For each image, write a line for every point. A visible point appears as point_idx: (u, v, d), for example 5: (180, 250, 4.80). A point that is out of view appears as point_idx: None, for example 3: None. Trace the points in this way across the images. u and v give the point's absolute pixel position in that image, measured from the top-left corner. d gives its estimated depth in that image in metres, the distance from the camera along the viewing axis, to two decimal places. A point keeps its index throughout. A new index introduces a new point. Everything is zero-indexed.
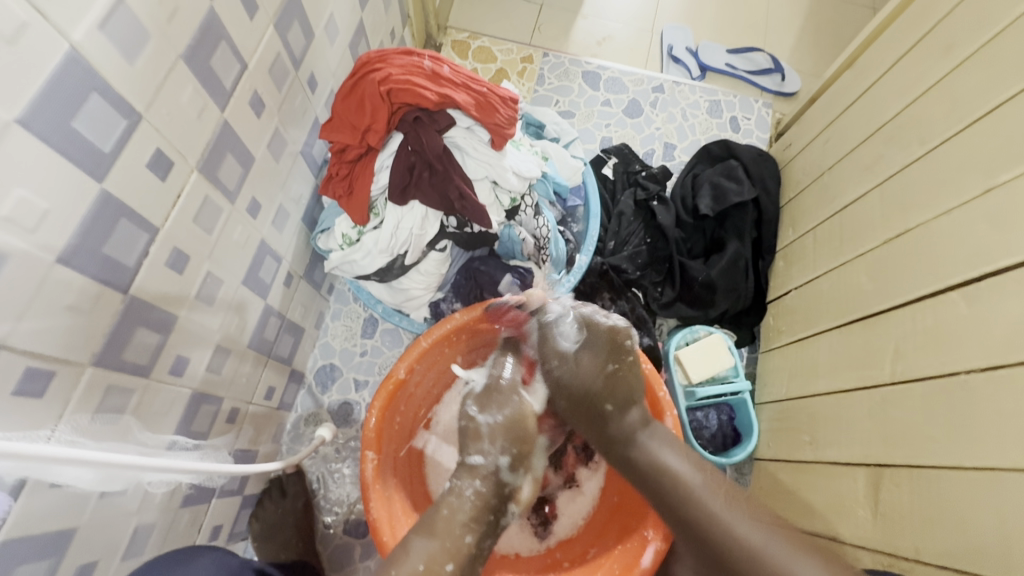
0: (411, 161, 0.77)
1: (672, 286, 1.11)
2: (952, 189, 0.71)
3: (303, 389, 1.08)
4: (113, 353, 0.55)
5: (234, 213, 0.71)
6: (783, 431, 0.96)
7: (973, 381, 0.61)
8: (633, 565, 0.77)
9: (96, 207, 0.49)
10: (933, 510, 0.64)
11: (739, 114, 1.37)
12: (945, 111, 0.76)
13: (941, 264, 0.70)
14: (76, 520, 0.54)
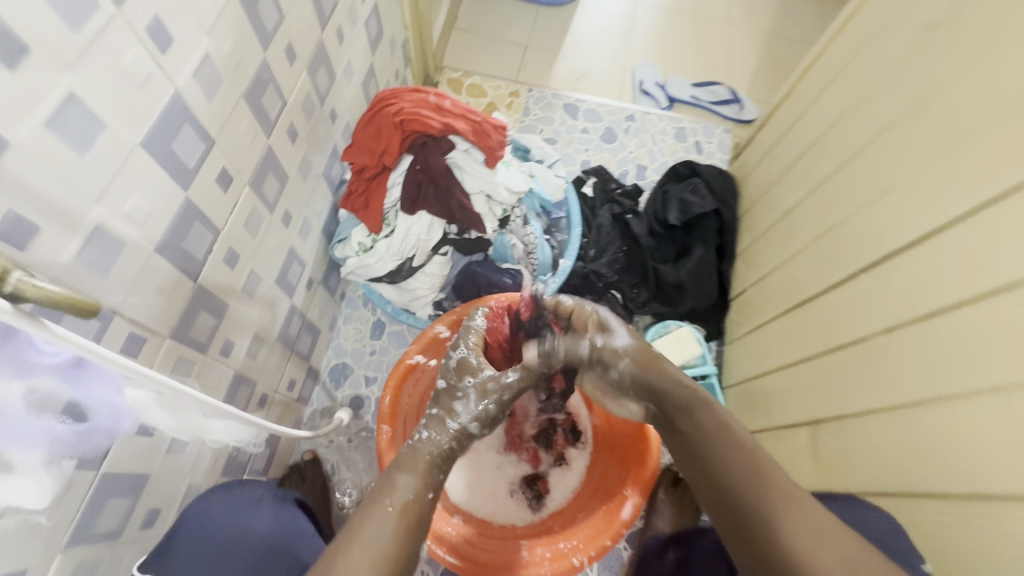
0: (419, 178, 0.92)
1: (646, 286, 1.26)
2: (861, 192, 0.87)
3: (318, 385, 1.20)
4: (183, 329, 0.68)
5: (271, 221, 0.85)
6: (744, 409, 1.09)
7: (880, 343, 0.75)
8: (615, 518, 0.89)
9: (181, 210, 0.63)
10: (852, 452, 0.77)
11: (702, 139, 1.55)
12: (855, 130, 0.92)
13: (855, 252, 0.85)
14: (149, 467, 0.66)
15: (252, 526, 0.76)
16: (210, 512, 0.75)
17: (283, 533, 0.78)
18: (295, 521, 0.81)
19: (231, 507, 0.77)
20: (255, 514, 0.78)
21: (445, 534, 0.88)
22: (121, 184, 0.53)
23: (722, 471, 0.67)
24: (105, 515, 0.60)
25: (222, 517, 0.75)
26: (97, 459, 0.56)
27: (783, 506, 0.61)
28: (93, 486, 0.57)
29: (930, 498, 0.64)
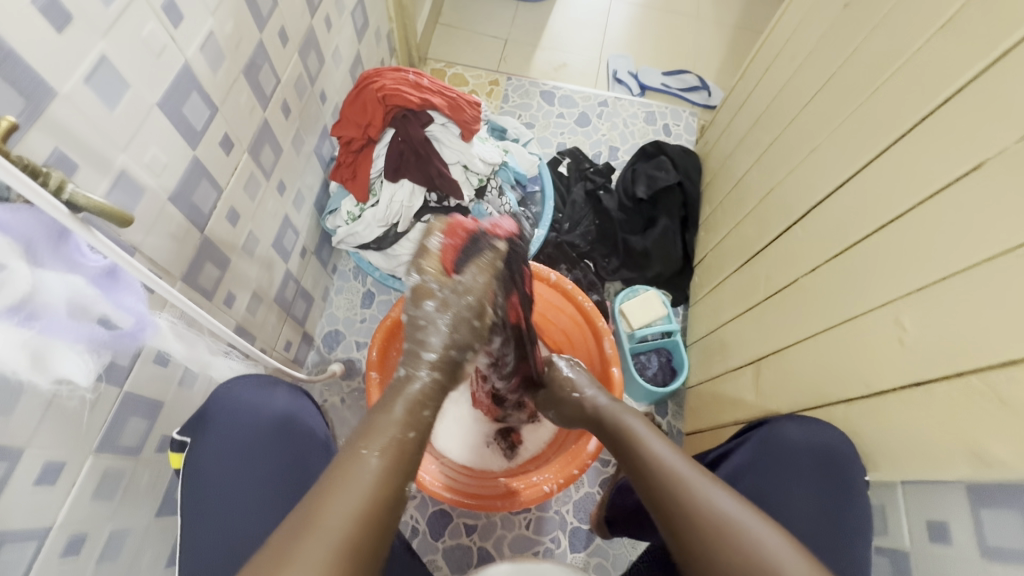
0: (401, 148, 1.01)
1: (616, 255, 1.37)
2: (795, 155, 0.97)
3: (313, 349, 1.29)
4: (192, 275, 0.77)
5: (267, 188, 0.95)
6: (703, 360, 1.20)
7: (803, 283, 0.86)
8: (582, 451, 0.98)
9: (190, 167, 0.72)
10: (784, 381, 0.87)
11: (670, 122, 1.66)
12: (791, 102, 1.03)
13: (789, 207, 0.96)
14: (164, 396, 0.74)
15: (267, 406, 0.80)
16: (229, 394, 0.79)
17: (296, 411, 0.82)
18: (307, 404, 0.85)
19: (246, 390, 0.80)
20: (270, 395, 0.82)
21: (424, 471, 0.97)
22: (141, 138, 0.62)
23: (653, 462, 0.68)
24: (128, 432, 0.68)
25: (239, 398, 0.79)
26: (121, 378, 0.64)
27: (708, 487, 0.62)
28: (117, 402, 0.65)
29: (840, 405, 0.74)
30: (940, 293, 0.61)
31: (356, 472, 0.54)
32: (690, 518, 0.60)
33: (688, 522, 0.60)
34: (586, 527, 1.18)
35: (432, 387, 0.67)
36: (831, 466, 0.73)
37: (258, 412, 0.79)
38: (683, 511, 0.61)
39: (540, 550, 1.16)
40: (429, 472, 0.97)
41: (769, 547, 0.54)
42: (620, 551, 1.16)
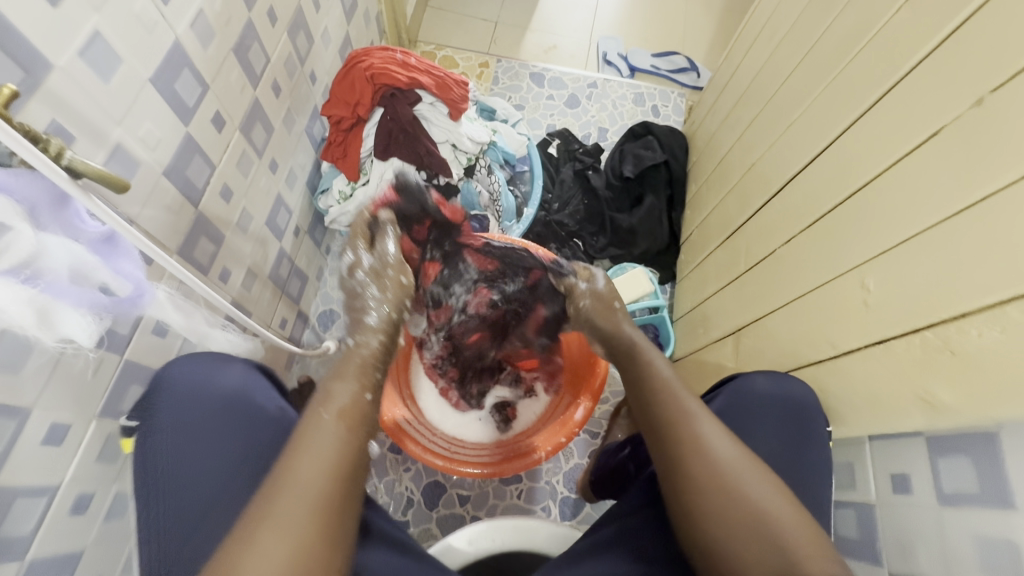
0: (390, 127, 1.03)
1: (604, 233, 1.39)
2: (775, 130, 1.00)
3: (309, 328, 1.32)
4: (188, 249, 0.80)
5: (259, 166, 0.97)
6: (688, 334, 1.23)
7: (780, 253, 0.89)
8: (570, 421, 1.01)
9: (183, 142, 0.74)
10: (763, 349, 0.90)
11: (658, 103, 1.68)
12: (772, 78, 1.05)
13: (768, 181, 0.98)
14: (163, 366, 0.76)
15: (217, 381, 0.76)
16: (178, 373, 0.74)
17: (247, 386, 0.77)
18: (260, 380, 0.80)
19: (193, 367, 0.76)
20: (220, 370, 0.77)
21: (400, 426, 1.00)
22: (134, 112, 0.64)
23: (679, 420, 0.70)
24: (130, 399, 0.71)
25: (187, 377, 0.74)
26: (120, 346, 0.67)
27: (730, 453, 0.65)
28: (118, 370, 0.68)
29: (814, 367, 0.78)
30: (900, 255, 0.64)
31: (319, 419, 0.59)
32: (711, 480, 0.63)
33: (706, 484, 0.64)
34: (575, 495, 1.22)
35: (382, 350, 0.72)
36: (801, 417, 0.77)
37: (208, 387, 0.75)
38: (705, 468, 0.64)
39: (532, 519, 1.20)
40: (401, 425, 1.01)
41: (779, 516, 0.59)
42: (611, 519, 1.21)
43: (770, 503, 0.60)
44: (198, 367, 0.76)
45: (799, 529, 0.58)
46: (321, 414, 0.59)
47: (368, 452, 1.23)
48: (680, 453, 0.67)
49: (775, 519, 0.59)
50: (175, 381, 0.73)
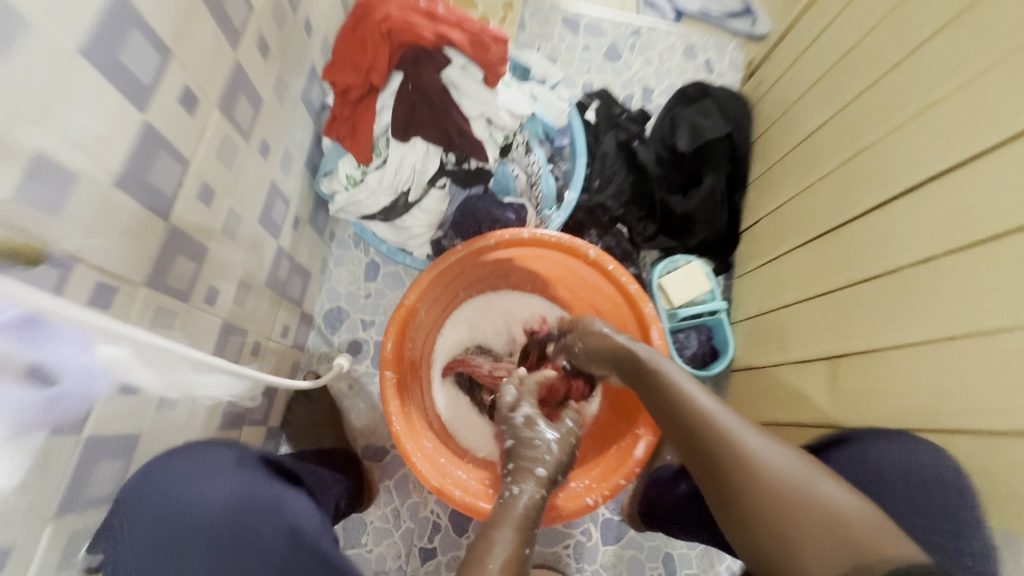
0: (412, 99, 0.82)
1: (653, 219, 1.20)
2: (901, 109, 0.79)
3: (313, 330, 1.15)
4: (161, 275, 0.61)
5: (248, 152, 0.76)
6: (755, 345, 1.08)
7: (911, 276, 0.73)
8: (628, 457, 0.87)
9: (141, 136, 0.54)
10: (874, 390, 0.76)
11: (712, 56, 1.42)
12: (897, 39, 0.83)
13: (887, 175, 0.79)
14: (140, 426, 0.61)
15: (207, 495, 0.65)
16: (159, 482, 0.63)
17: (244, 496, 0.66)
18: (256, 477, 0.70)
19: (175, 480, 0.64)
20: (211, 480, 0.66)
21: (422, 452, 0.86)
22: (59, 102, 0.44)
23: (686, 410, 0.69)
24: (97, 479, 0.57)
25: (172, 492, 0.63)
26: (77, 422, 0.51)
27: (752, 437, 0.63)
28: (77, 450, 0.53)
29: (960, 435, 0.63)
30: None
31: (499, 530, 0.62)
32: (736, 464, 0.62)
33: (737, 476, 0.61)
34: (617, 516, 1.12)
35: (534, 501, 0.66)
36: (937, 495, 0.65)
37: (198, 504, 0.64)
38: (731, 458, 0.62)
39: (571, 542, 1.11)
40: (423, 451, 0.87)
41: (816, 487, 0.57)
42: (656, 542, 1.12)
43: (808, 479, 0.58)
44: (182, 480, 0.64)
45: (845, 499, 0.56)
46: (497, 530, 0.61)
47: (387, 471, 1.10)
48: (686, 435, 0.68)
49: (820, 496, 0.56)
50: (153, 495, 0.62)
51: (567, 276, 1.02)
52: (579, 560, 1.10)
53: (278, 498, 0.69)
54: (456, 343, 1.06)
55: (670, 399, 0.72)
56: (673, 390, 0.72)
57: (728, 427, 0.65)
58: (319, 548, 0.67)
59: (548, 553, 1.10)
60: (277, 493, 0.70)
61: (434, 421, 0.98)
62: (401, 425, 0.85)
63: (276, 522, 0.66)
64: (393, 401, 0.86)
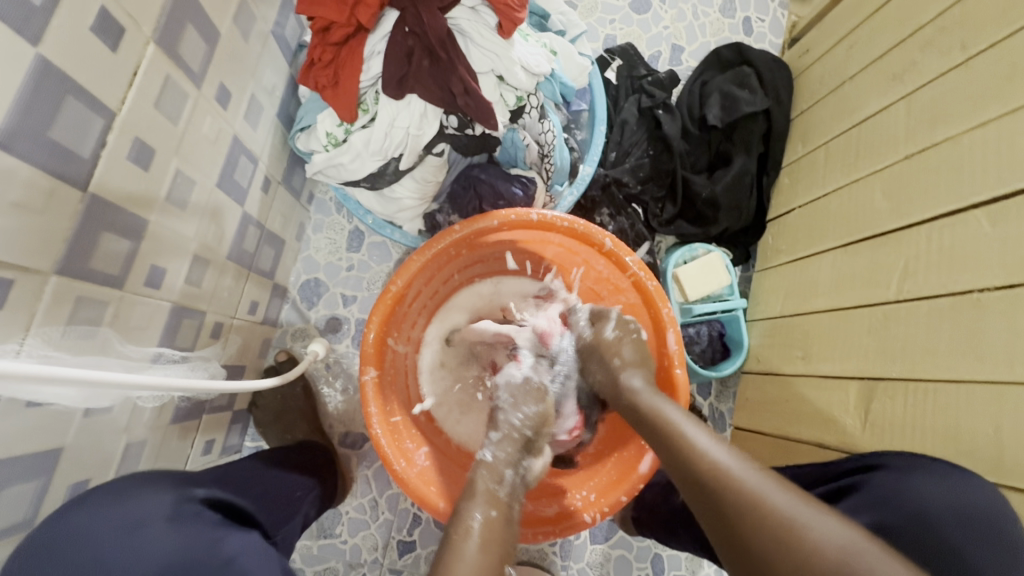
0: (409, 45, 0.69)
1: (673, 202, 1.06)
2: (993, 100, 0.67)
3: (287, 303, 1.03)
4: (79, 259, 0.48)
5: (201, 100, 0.61)
6: (771, 348, 0.99)
7: (986, 300, 0.63)
8: (630, 472, 0.78)
9: (35, 77, 0.41)
10: (910, 423, 0.69)
11: (753, 14, 1.23)
12: (996, 13, 0.69)
13: (965, 181, 0.68)
14: (60, 440, 0.51)
15: (136, 561, 0.47)
16: (66, 542, 0.47)
17: (192, 553, 0.50)
18: (192, 506, 0.56)
19: (96, 537, 0.48)
20: (144, 540, 0.49)
21: (403, 455, 0.78)
22: None
23: (707, 459, 0.56)
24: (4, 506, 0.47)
25: (83, 553, 0.47)
26: None
27: (758, 478, 0.52)
28: None
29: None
30: None
31: (463, 546, 0.55)
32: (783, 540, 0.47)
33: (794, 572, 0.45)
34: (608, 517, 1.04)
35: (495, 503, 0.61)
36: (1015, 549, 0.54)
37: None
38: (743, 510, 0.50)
39: (558, 540, 1.04)
40: (406, 452, 0.80)
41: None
42: (646, 544, 1.05)
43: (846, 539, 0.45)
44: (108, 507, 0.50)
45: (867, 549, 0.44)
46: (464, 546, 0.55)
47: (365, 459, 1.01)
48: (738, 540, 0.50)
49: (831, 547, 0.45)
50: (61, 552, 0.46)
51: (575, 264, 0.90)
52: (565, 559, 1.04)
53: (218, 541, 0.53)
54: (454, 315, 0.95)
55: (716, 482, 0.54)
56: (678, 433, 0.60)
57: (716, 457, 0.56)
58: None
59: (533, 551, 1.04)
60: (228, 551, 0.53)
61: (419, 414, 0.89)
62: (381, 427, 0.77)
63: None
64: (370, 401, 0.77)
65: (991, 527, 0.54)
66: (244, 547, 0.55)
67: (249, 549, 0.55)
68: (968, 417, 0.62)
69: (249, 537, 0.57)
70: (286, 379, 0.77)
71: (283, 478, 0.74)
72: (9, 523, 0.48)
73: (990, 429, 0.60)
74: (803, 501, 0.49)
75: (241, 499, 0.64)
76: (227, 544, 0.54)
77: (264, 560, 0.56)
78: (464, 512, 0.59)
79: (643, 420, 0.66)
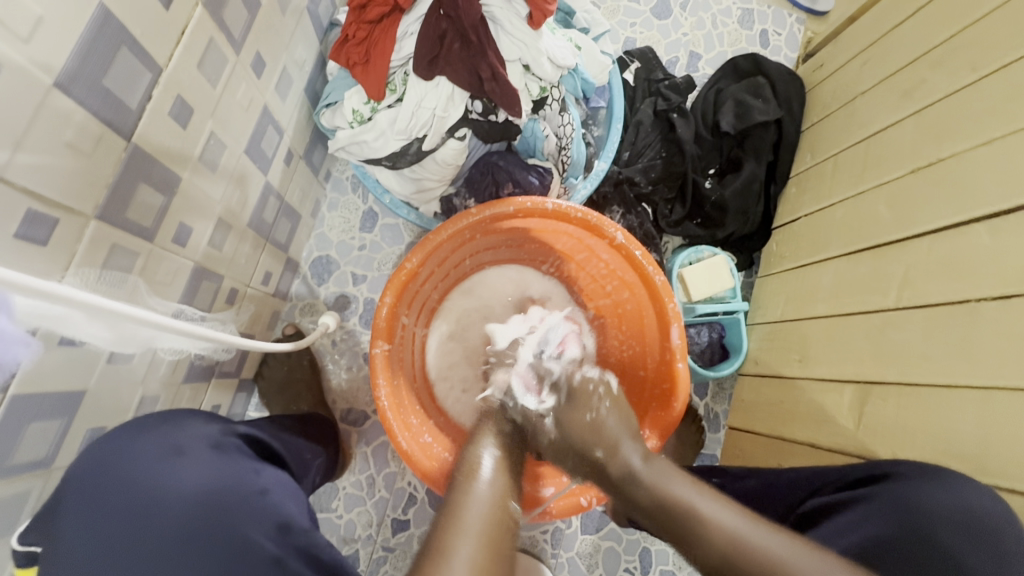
0: (442, 28, 0.72)
1: (682, 203, 1.08)
2: (998, 118, 0.69)
3: (298, 278, 1.04)
4: (117, 208, 0.50)
5: (238, 66, 0.62)
6: (770, 351, 1.02)
7: (982, 308, 0.65)
8: None
9: (95, 25, 0.42)
10: (902, 425, 0.71)
11: (770, 28, 1.26)
12: (1007, 36, 0.72)
13: (969, 195, 0.71)
14: (84, 382, 0.52)
15: (176, 481, 0.51)
16: (117, 454, 0.51)
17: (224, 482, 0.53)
18: (232, 440, 0.60)
19: (140, 459, 0.51)
20: (186, 461, 0.53)
21: (408, 429, 0.79)
22: None
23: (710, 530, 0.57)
24: (28, 443, 0.48)
25: (128, 468, 0.50)
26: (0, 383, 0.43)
27: (773, 538, 0.55)
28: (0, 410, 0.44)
29: (1016, 495, 0.58)
30: None
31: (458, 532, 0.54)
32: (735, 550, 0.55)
33: None
34: (600, 508, 1.06)
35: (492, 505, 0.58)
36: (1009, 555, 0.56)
37: (154, 499, 0.49)
38: (755, 570, 0.53)
39: (549, 528, 1.06)
40: (411, 426, 0.81)
41: None
42: (635, 537, 1.06)
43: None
44: (156, 432, 0.54)
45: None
46: (470, 484, 0.60)
47: (364, 437, 1.02)
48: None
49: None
50: (113, 467, 0.50)
51: (585, 255, 0.92)
52: (555, 547, 1.05)
53: (256, 472, 0.57)
54: (464, 300, 0.97)
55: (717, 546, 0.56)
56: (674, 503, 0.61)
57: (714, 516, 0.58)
58: (315, 549, 0.53)
59: (525, 537, 1.05)
60: (263, 483, 0.56)
61: (423, 393, 0.91)
62: (388, 400, 0.78)
63: (264, 515, 0.52)
64: (378, 374, 0.78)
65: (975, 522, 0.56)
66: (276, 482, 0.58)
67: (279, 485, 0.58)
68: (956, 420, 0.65)
69: (281, 476, 0.61)
70: (298, 345, 0.78)
71: (293, 438, 0.75)
72: (32, 458, 0.50)
73: (975, 432, 0.63)
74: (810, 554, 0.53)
75: (274, 442, 0.68)
76: (263, 476, 0.58)
77: (292, 498, 0.59)
78: (473, 458, 0.66)
79: (640, 504, 0.64)
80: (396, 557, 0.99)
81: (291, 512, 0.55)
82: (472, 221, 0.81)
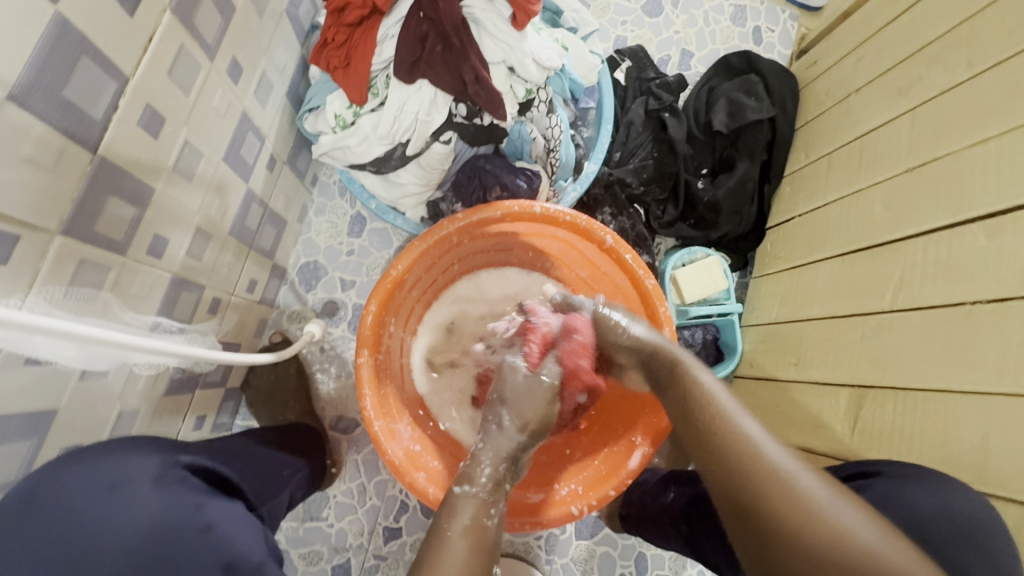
0: (423, 30, 0.71)
1: (675, 204, 1.07)
2: (994, 117, 0.68)
3: (286, 285, 1.03)
4: (85, 222, 0.49)
5: (213, 72, 0.61)
6: (766, 353, 1.00)
7: (978, 312, 0.64)
8: (620, 467, 0.78)
9: (52, 34, 0.41)
10: (898, 431, 0.70)
11: (763, 24, 1.24)
12: (1002, 31, 0.70)
13: (966, 196, 0.69)
14: (56, 402, 0.51)
15: (116, 525, 0.50)
16: (48, 496, 0.49)
17: (168, 520, 0.51)
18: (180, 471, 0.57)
19: (78, 495, 0.50)
20: (125, 500, 0.51)
21: (393, 437, 0.78)
22: None
23: (742, 465, 0.58)
24: None
25: (62, 509, 0.49)
26: None
27: (819, 487, 0.55)
28: None
29: (1014, 504, 0.57)
30: None
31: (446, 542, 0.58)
32: (790, 504, 0.54)
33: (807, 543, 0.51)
34: (594, 514, 1.05)
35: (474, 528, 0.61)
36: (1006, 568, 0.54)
37: (96, 543, 0.49)
38: (761, 489, 0.56)
39: (543, 534, 1.05)
40: (398, 435, 0.80)
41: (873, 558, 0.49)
42: (631, 542, 1.05)
43: (861, 526, 0.51)
44: (90, 469, 0.52)
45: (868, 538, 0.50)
46: (450, 533, 0.59)
47: (355, 445, 1.01)
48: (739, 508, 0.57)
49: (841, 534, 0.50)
50: (45, 509, 0.48)
51: (573, 258, 0.91)
52: (549, 553, 1.04)
53: (201, 505, 0.55)
54: (451, 307, 0.96)
55: (753, 494, 0.56)
56: (736, 423, 0.62)
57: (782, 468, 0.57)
58: None
59: (519, 543, 1.04)
60: (208, 517, 0.54)
61: (413, 402, 0.89)
62: (374, 410, 0.77)
63: (207, 555, 0.51)
64: (362, 383, 0.77)
65: (974, 533, 0.55)
66: (225, 514, 0.56)
67: (229, 518, 0.56)
68: (954, 426, 0.64)
69: (231, 507, 0.58)
70: (281, 358, 0.77)
71: (265, 456, 0.73)
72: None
73: (974, 438, 0.61)
74: (824, 488, 0.55)
75: (227, 467, 0.64)
76: (209, 510, 0.55)
77: (244, 528, 0.57)
78: (458, 501, 0.63)
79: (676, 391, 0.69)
80: (388, 566, 0.98)
81: (241, 550, 0.54)
82: (458, 226, 0.79)
